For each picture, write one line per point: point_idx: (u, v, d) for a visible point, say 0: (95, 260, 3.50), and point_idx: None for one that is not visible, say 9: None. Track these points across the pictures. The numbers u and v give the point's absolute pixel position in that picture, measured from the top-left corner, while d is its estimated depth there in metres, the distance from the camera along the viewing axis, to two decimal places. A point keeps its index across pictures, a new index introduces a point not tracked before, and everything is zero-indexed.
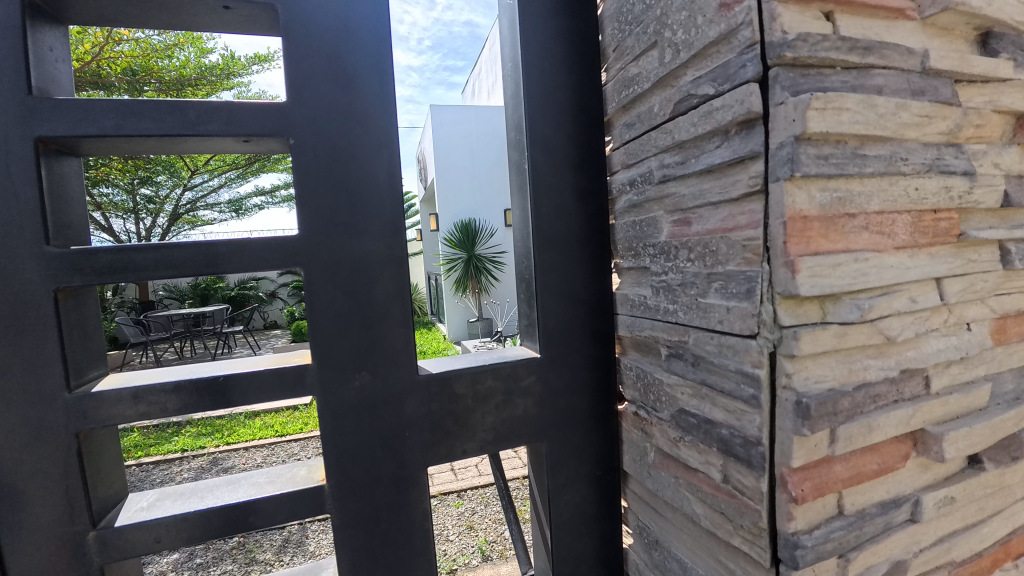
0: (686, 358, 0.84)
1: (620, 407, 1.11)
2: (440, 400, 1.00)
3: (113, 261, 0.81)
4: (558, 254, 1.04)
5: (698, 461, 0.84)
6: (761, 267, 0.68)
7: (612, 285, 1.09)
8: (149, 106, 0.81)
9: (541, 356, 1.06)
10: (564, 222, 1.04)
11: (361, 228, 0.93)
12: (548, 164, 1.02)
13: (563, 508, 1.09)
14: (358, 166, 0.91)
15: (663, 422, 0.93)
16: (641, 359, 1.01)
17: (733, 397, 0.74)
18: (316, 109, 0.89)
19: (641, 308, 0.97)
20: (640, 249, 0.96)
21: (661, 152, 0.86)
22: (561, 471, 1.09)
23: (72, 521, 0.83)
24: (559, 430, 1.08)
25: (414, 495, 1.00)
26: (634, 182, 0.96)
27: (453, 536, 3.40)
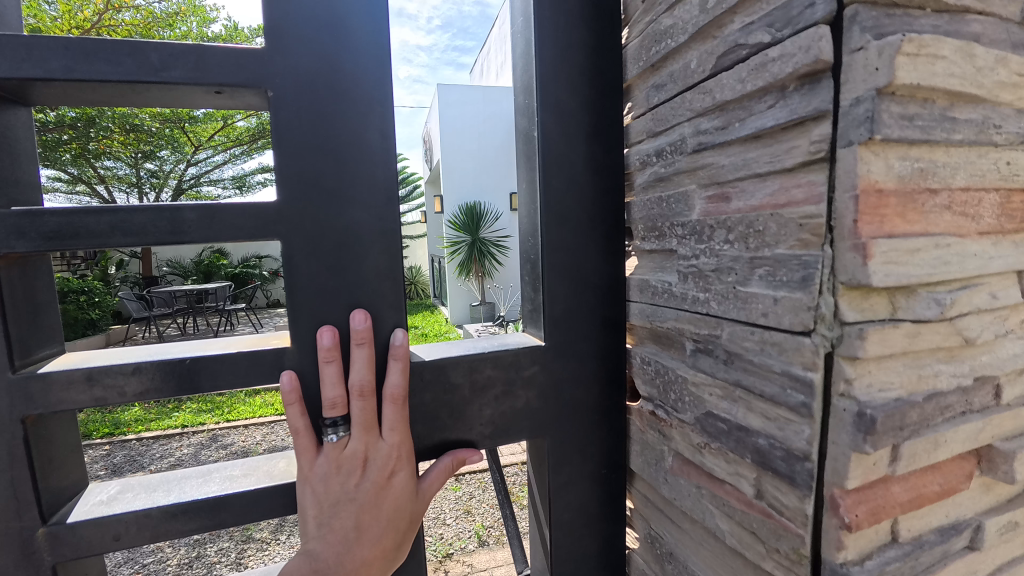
0: (717, 355, 0.74)
1: (631, 404, 1.01)
2: (437, 390, 0.90)
3: (61, 225, 0.70)
4: (567, 233, 0.93)
5: (726, 471, 0.74)
6: (822, 250, 0.56)
7: (625, 269, 0.98)
8: (106, 45, 0.69)
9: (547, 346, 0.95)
10: (576, 199, 0.93)
11: (349, 198, 0.81)
12: (560, 132, 0.90)
13: (563, 513, 1.00)
14: (348, 129, 0.80)
15: (685, 425, 0.82)
16: (661, 352, 0.90)
17: (777, 402, 0.63)
18: (301, 62, 0.77)
19: (664, 296, 0.85)
20: (666, 229, 0.84)
21: (695, 117, 0.74)
22: (564, 472, 0.99)
23: (19, 514, 0.74)
24: (564, 428, 0.98)
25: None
26: (661, 152, 0.83)
27: (450, 520, 3.34)
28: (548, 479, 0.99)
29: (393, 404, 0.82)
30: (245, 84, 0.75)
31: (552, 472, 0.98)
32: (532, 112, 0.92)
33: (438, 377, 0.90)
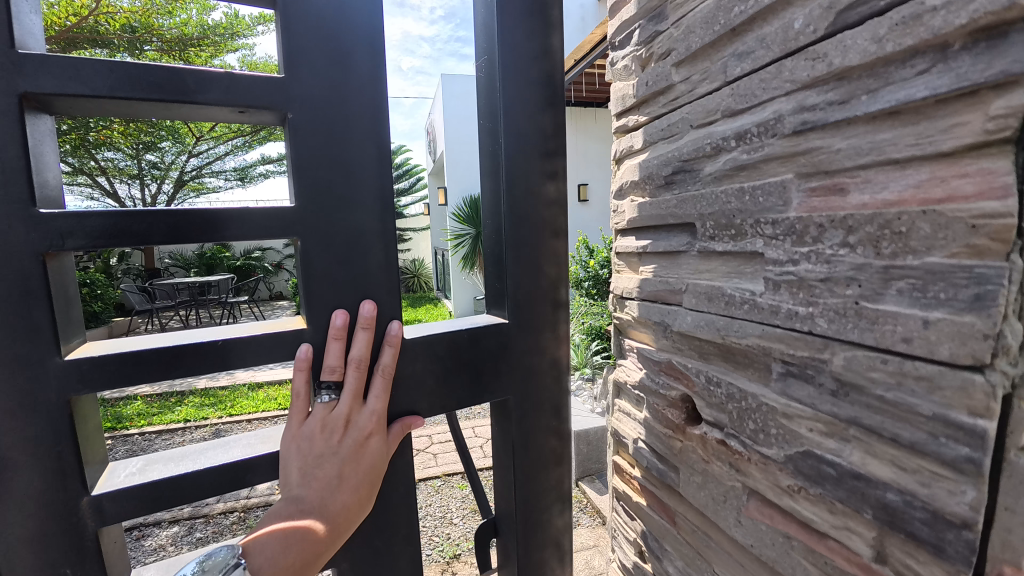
0: (820, 383, 0.61)
1: (692, 426, 0.87)
2: (420, 369, 0.74)
3: (106, 228, 0.53)
4: (527, 255, 0.81)
5: (829, 523, 0.61)
6: (1008, 261, 0.42)
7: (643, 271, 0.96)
8: (125, 71, 0.52)
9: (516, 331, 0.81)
10: (535, 216, 0.81)
11: (358, 202, 0.67)
12: (520, 144, 0.78)
13: (530, 519, 0.86)
14: (359, 124, 0.65)
15: (770, 463, 0.69)
16: (732, 373, 0.76)
17: (920, 450, 0.50)
18: (309, 60, 0.62)
19: (745, 307, 0.71)
20: (744, 226, 0.70)
21: (792, 92, 0.61)
22: (531, 468, 0.85)
23: (61, 485, 0.53)
24: (533, 421, 0.85)
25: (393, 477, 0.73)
26: (744, 135, 0.69)
27: (456, 519, 3.10)
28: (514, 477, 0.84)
29: (385, 380, 0.69)
30: (262, 96, 0.60)
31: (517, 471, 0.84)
32: (490, 118, 0.79)
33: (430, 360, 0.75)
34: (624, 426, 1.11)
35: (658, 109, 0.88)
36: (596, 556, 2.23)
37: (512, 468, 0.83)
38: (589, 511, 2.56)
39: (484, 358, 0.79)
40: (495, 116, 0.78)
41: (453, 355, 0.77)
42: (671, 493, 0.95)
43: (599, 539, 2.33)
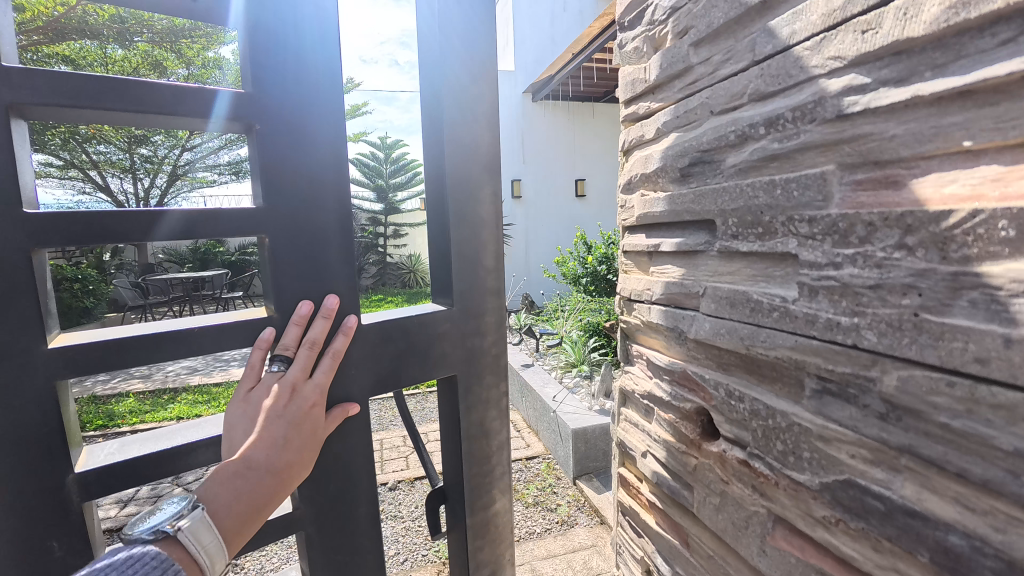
0: (864, 404, 0.53)
1: (711, 441, 0.80)
2: (371, 354, 0.68)
3: (86, 225, 0.48)
4: (469, 265, 0.76)
5: (872, 561, 0.54)
6: None
7: (660, 275, 0.88)
8: (89, 88, 0.47)
9: (457, 321, 0.76)
10: (476, 224, 0.76)
11: (319, 210, 0.61)
12: (463, 152, 0.73)
13: (476, 496, 0.81)
14: (321, 129, 0.60)
15: (801, 491, 0.62)
16: (756, 387, 0.69)
17: (994, 489, 0.43)
18: (276, 64, 0.57)
19: (774, 316, 0.63)
20: (775, 224, 0.62)
21: (834, 74, 0.54)
22: (477, 446, 0.80)
23: (49, 465, 0.49)
24: (481, 402, 0.80)
25: (347, 446, 0.67)
26: (776, 121, 0.61)
27: None
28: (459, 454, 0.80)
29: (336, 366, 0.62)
30: (232, 104, 0.54)
31: (464, 450, 0.79)
32: (431, 123, 0.73)
33: (381, 349, 0.69)
34: (631, 436, 1.03)
35: (674, 93, 0.81)
36: (595, 556, 2.12)
37: (459, 445, 0.79)
38: (586, 510, 2.44)
39: (430, 343, 0.73)
40: (436, 121, 0.72)
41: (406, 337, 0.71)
42: (685, 512, 0.88)
43: (598, 539, 2.22)
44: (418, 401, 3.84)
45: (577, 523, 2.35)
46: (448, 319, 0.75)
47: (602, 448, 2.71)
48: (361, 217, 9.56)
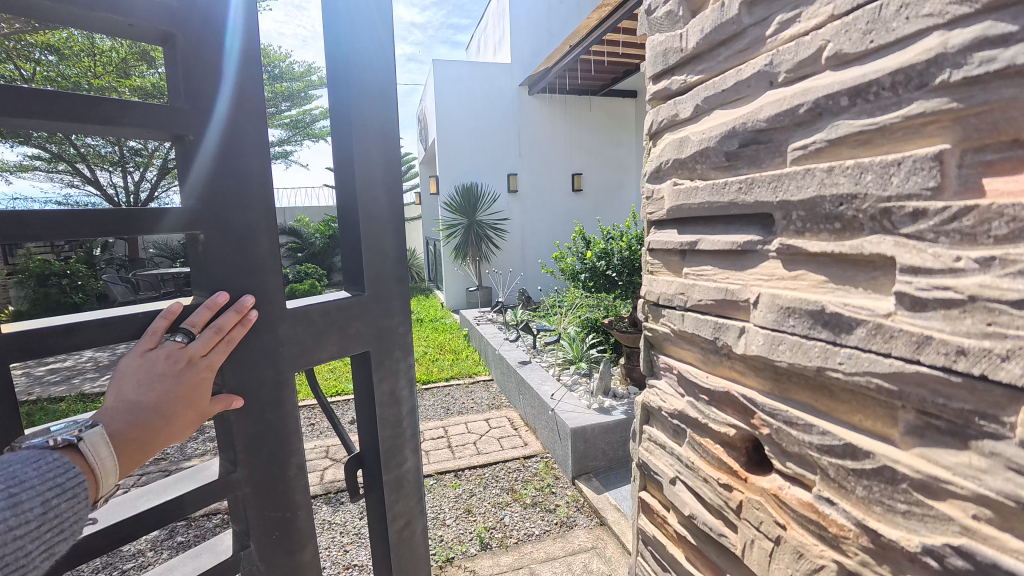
0: (994, 453, 0.42)
1: (763, 473, 0.69)
2: (296, 335, 0.60)
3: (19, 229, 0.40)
4: (384, 270, 0.69)
5: None
6: None
7: (695, 279, 0.76)
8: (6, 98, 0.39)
9: (367, 309, 0.68)
10: (387, 225, 0.69)
11: (248, 225, 0.53)
12: (379, 153, 0.67)
13: (394, 468, 0.73)
14: (251, 136, 0.53)
15: (898, 555, 0.50)
16: (828, 418, 0.57)
17: None
18: (208, 72, 0.50)
19: (860, 332, 0.51)
20: (863, 218, 0.50)
21: (958, 23, 0.42)
22: (392, 412, 0.72)
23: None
24: (391, 370, 0.71)
25: (279, 413, 0.58)
26: (870, 89, 0.49)
27: (448, 522, 2.28)
28: (371, 422, 0.71)
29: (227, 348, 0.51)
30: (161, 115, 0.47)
31: (377, 417, 0.70)
32: (338, 125, 0.66)
33: (304, 328, 0.61)
34: (656, 460, 0.92)
35: (719, 63, 0.68)
36: (595, 560, 1.98)
37: (370, 413, 0.70)
38: (585, 510, 2.31)
39: (344, 323, 0.66)
40: (342, 121, 0.65)
41: (328, 322, 0.63)
42: (723, 551, 0.76)
43: (599, 540, 2.09)
44: None
45: (576, 525, 2.21)
46: (360, 304, 0.67)
47: (603, 447, 2.58)
48: None
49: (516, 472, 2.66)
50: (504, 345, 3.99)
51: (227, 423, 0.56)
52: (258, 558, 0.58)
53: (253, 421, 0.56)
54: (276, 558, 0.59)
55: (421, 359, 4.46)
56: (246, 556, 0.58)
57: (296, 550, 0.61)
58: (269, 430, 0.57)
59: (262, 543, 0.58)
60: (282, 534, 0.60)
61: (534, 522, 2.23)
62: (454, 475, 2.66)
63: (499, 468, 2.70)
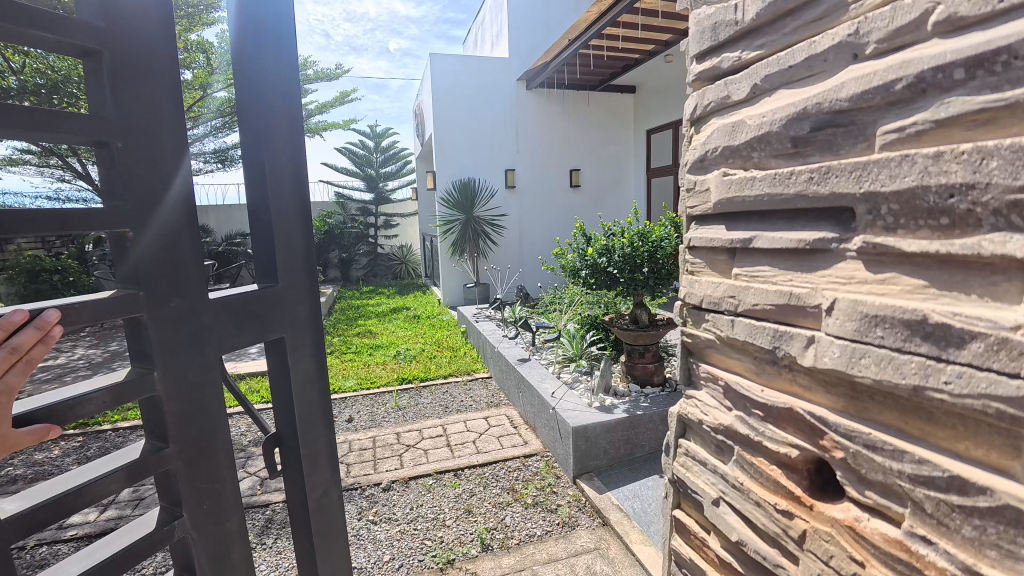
0: None
1: (838, 500, 0.61)
2: (220, 321, 0.51)
3: None
4: (302, 264, 0.62)
5: None
6: None
7: (752, 279, 0.68)
8: None
9: (281, 303, 0.59)
10: (296, 219, 0.61)
11: (172, 229, 0.46)
12: (288, 144, 0.60)
13: (314, 442, 0.65)
14: (177, 147, 0.46)
15: None
16: (926, 444, 0.49)
17: None
18: (150, 88, 0.43)
19: (979, 347, 0.43)
20: (988, 208, 0.43)
21: None
22: (306, 385, 0.64)
23: None
24: (307, 348, 0.63)
25: (210, 390, 0.50)
26: (998, 58, 0.41)
27: (449, 521, 2.12)
28: (286, 402, 0.62)
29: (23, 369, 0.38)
30: (79, 121, 0.39)
31: (292, 394, 0.62)
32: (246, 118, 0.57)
33: (229, 314, 0.52)
34: (693, 477, 0.84)
35: (784, 35, 0.60)
36: (598, 561, 1.84)
37: (287, 394, 0.62)
38: (587, 510, 2.14)
39: (269, 310, 0.57)
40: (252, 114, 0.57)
41: (252, 302, 0.55)
42: None
43: (602, 541, 1.94)
44: (412, 395, 3.55)
45: (578, 525, 2.05)
46: (274, 293, 0.58)
47: (604, 445, 2.38)
48: (350, 207, 9.10)
49: (516, 471, 2.48)
50: (503, 342, 3.86)
51: (154, 403, 0.47)
52: (191, 529, 0.49)
53: (182, 395, 0.48)
54: (214, 530, 0.51)
55: (418, 356, 4.37)
56: (178, 526, 0.48)
57: (225, 519, 0.52)
58: (197, 399, 0.49)
59: (198, 512, 0.50)
60: (212, 506, 0.51)
61: (537, 521, 2.08)
62: (453, 475, 2.47)
63: (498, 467, 2.52)
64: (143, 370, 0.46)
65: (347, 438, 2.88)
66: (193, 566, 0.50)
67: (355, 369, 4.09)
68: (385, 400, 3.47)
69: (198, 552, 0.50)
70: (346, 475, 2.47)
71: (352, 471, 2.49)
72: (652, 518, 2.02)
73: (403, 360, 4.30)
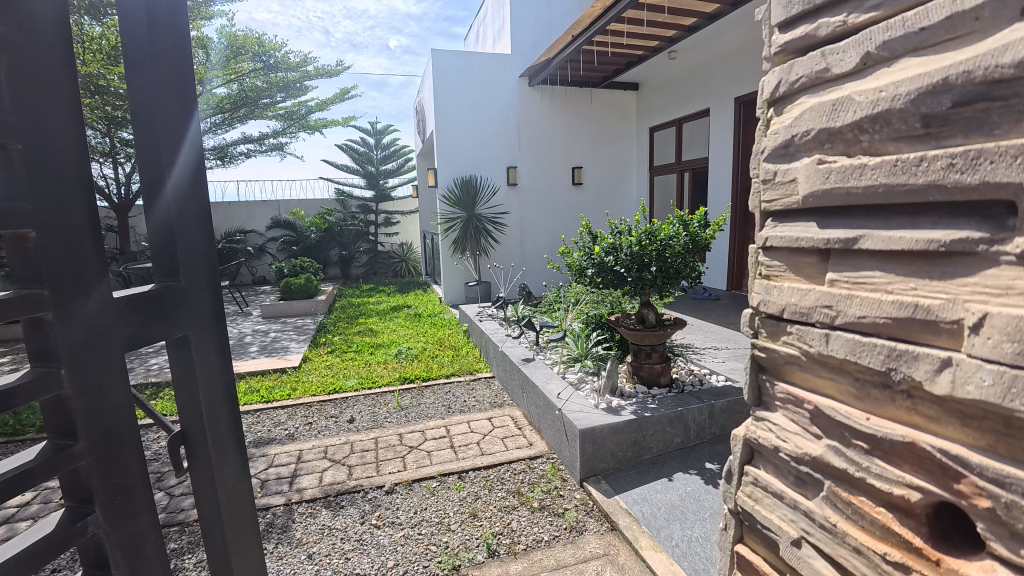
0: None
1: (975, 555, 0.51)
2: (124, 319, 0.50)
3: None
4: (203, 260, 0.62)
5: None
6: None
7: (857, 286, 0.57)
8: None
9: (184, 301, 0.58)
10: (194, 219, 0.61)
11: (75, 228, 0.44)
12: (183, 144, 0.59)
13: (222, 436, 0.65)
14: (81, 147, 0.44)
15: None
16: None
17: None
18: (50, 84, 0.41)
19: None
20: None
21: None
22: (213, 380, 0.63)
23: None
24: (211, 347, 0.63)
25: (121, 386, 0.49)
26: None
27: (454, 525, 1.98)
28: (190, 398, 0.61)
29: None
30: None
31: (199, 391, 0.61)
32: (142, 119, 0.55)
33: (130, 313, 0.51)
34: (764, 511, 0.73)
35: None
36: (608, 568, 1.70)
37: (193, 391, 0.61)
38: (595, 514, 1.99)
39: (172, 309, 0.56)
40: (147, 113, 0.55)
41: (155, 300, 0.54)
42: None
43: (611, 547, 1.80)
44: (414, 396, 3.43)
45: (586, 530, 1.90)
46: (177, 291, 0.58)
47: (612, 447, 2.21)
48: (350, 205, 8.93)
49: (520, 474, 2.33)
50: (506, 342, 3.73)
51: (60, 403, 0.45)
52: (105, 526, 0.48)
53: (91, 392, 0.46)
54: (126, 526, 0.49)
55: (420, 356, 4.24)
56: (90, 521, 0.47)
57: (136, 514, 0.50)
58: (108, 394, 0.48)
59: (110, 508, 0.48)
60: (127, 499, 0.49)
61: (546, 526, 1.94)
62: (458, 477, 2.32)
63: (503, 469, 2.37)
64: (46, 369, 0.44)
65: (348, 439, 2.75)
66: (105, 563, 0.49)
67: (355, 369, 3.97)
68: (387, 400, 3.35)
69: (110, 549, 0.48)
70: (347, 477, 2.35)
71: (353, 473, 2.37)
72: (663, 523, 1.87)
73: (404, 360, 4.18)
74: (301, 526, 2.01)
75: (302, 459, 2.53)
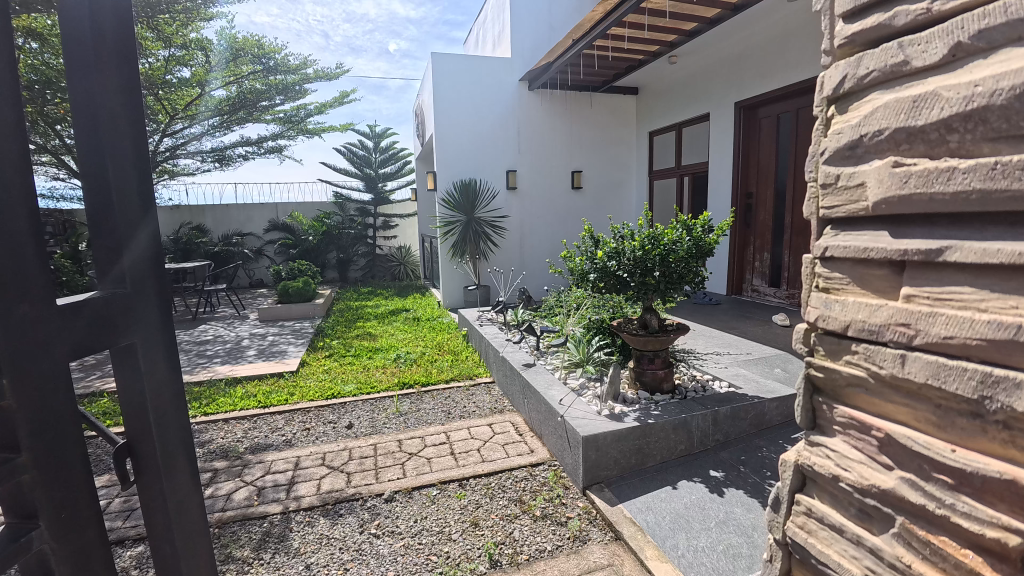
0: None
1: None
2: (70, 326, 0.47)
3: None
4: (151, 268, 0.58)
5: None
6: None
7: (942, 302, 0.51)
8: None
9: (132, 309, 0.55)
10: (141, 223, 0.57)
11: (13, 230, 0.42)
12: (127, 146, 0.55)
13: (173, 447, 0.61)
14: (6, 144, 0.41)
15: None
16: None
17: None
18: None
19: None
20: None
21: None
22: (162, 388, 0.59)
23: None
24: (161, 357, 0.59)
25: (67, 396, 0.46)
26: None
27: (455, 534, 1.91)
28: (139, 408, 0.57)
29: None
30: None
31: (147, 401, 0.57)
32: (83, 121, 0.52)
33: (78, 320, 0.48)
34: (821, 546, 0.66)
35: None
36: None
37: (143, 399, 0.57)
38: (598, 523, 1.93)
39: (119, 317, 0.53)
40: (88, 114, 0.52)
41: (101, 306, 0.51)
42: None
43: (615, 557, 1.73)
44: (414, 401, 3.37)
45: (589, 539, 1.84)
46: (124, 299, 0.54)
47: (615, 455, 2.15)
48: (349, 208, 8.87)
49: (523, 480, 2.26)
50: (506, 347, 3.67)
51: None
52: (51, 543, 0.44)
53: (36, 403, 0.43)
54: (74, 541, 0.46)
55: (419, 360, 4.18)
56: (35, 538, 0.43)
57: (83, 528, 0.47)
58: (51, 404, 0.45)
59: (57, 523, 0.45)
60: (73, 515, 0.46)
61: (548, 535, 1.87)
62: (459, 485, 2.25)
63: (505, 477, 2.29)
64: None
65: (347, 445, 2.68)
66: None
67: (354, 373, 3.89)
68: (386, 406, 3.27)
69: (56, 566, 0.45)
70: (346, 485, 2.28)
71: (353, 480, 2.31)
72: (667, 533, 1.81)
73: (404, 364, 4.11)
74: (298, 535, 1.94)
75: (300, 465, 2.46)
